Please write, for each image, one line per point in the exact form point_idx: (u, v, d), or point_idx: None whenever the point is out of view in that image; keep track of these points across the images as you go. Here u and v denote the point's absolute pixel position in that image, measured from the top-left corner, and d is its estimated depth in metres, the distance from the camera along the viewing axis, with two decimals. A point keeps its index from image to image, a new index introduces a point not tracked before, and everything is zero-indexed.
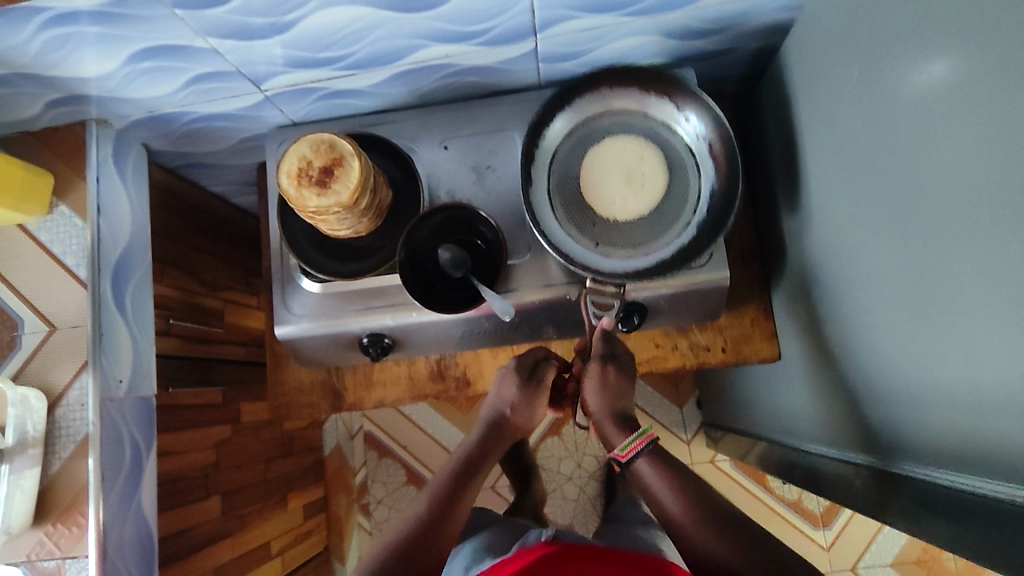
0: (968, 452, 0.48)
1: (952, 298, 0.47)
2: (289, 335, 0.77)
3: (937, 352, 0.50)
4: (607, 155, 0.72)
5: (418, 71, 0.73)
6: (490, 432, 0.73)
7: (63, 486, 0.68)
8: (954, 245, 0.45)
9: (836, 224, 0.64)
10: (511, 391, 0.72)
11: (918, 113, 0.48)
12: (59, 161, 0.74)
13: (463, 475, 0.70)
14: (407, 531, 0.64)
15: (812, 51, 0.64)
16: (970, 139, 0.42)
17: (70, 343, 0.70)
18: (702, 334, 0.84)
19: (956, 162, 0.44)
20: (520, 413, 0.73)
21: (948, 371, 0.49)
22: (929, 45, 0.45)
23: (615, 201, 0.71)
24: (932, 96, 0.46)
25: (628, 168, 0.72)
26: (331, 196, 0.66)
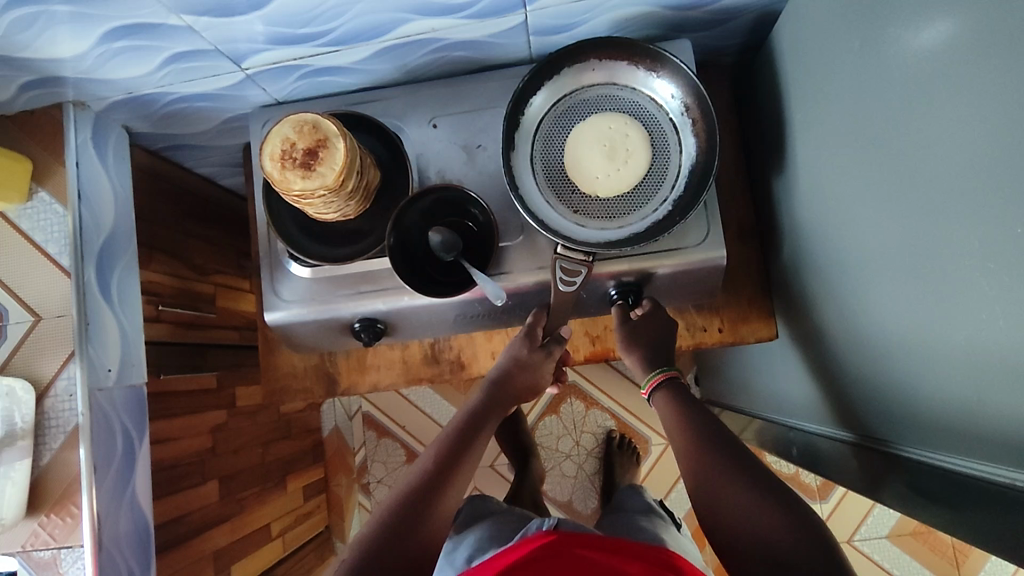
0: (964, 434, 0.48)
1: (949, 280, 0.45)
2: (280, 321, 0.76)
3: (935, 334, 0.48)
4: (591, 127, 0.70)
5: (404, 46, 0.71)
6: (495, 393, 0.74)
7: (55, 477, 0.67)
8: (952, 223, 0.44)
9: (831, 202, 0.62)
10: (517, 348, 0.75)
11: (920, 86, 0.46)
12: (38, 146, 0.72)
13: (460, 443, 0.69)
14: (408, 492, 0.63)
15: (811, 20, 0.62)
16: (972, 114, 0.40)
17: (57, 333, 0.69)
18: (699, 314, 0.83)
19: (959, 138, 0.42)
20: (526, 371, 0.75)
21: (946, 352, 0.47)
22: (936, 13, 0.43)
23: (598, 175, 0.69)
24: (935, 68, 0.44)
25: (610, 142, 0.69)
26: (316, 179, 0.64)
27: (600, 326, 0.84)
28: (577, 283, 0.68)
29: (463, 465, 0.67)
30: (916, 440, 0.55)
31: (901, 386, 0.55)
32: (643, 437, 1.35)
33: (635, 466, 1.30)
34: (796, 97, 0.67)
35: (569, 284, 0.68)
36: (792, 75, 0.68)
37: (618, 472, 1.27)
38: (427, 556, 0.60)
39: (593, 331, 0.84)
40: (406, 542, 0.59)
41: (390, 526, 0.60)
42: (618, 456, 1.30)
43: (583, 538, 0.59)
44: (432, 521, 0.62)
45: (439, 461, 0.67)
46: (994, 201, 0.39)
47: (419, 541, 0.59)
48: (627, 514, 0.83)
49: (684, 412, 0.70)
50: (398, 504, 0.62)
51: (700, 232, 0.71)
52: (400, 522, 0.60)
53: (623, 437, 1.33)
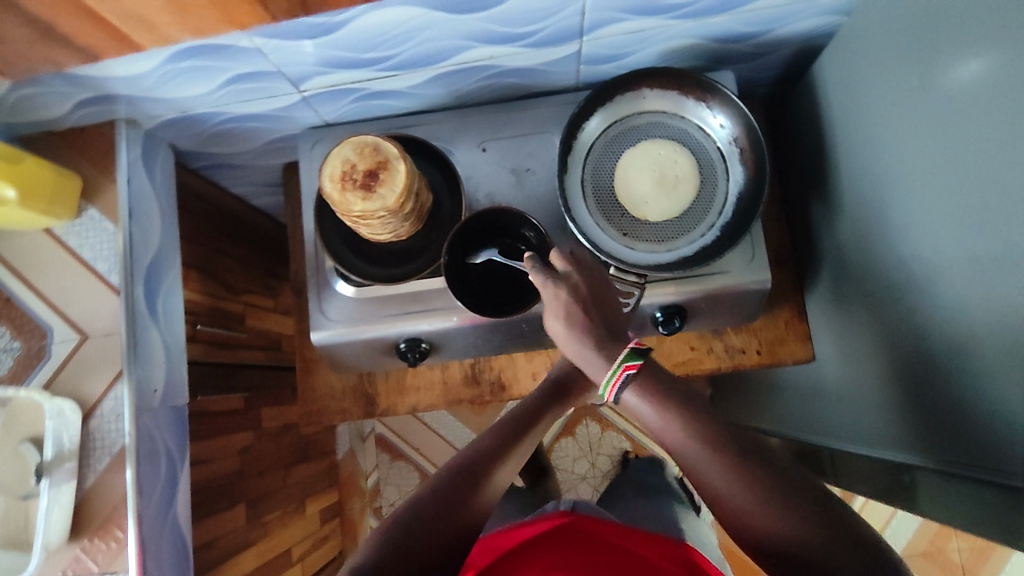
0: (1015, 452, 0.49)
1: (1017, 302, 0.48)
2: (325, 341, 0.76)
3: (997, 353, 0.50)
4: (640, 153, 0.72)
5: (460, 72, 0.72)
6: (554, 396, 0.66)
7: (99, 500, 0.66)
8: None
9: (883, 228, 0.65)
10: None
11: (992, 121, 0.48)
12: (86, 162, 0.71)
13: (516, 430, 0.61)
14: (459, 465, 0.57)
15: (865, 55, 0.65)
16: None
17: (104, 353, 0.67)
18: (737, 336, 0.84)
19: None
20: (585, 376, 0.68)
21: (1005, 371, 0.50)
22: (1009, 51, 0.46)
23: (648, 201, 0.71)
24: (1005, 106, 0.46)
25: (659, 168, 0.72)
26: (377, 200, 0.65)
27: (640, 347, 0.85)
28: (632, 303, 0.70)
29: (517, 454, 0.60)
30: (961, 453, 0.57)
31: (952, 404, 0.57)
32: None
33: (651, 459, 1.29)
34: (844, 128, 0.70)
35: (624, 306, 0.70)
36: (838, 107, 0.71)
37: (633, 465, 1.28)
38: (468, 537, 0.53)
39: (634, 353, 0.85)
40: (447, 515, 0.52)
41: (443, 501, 0.53)
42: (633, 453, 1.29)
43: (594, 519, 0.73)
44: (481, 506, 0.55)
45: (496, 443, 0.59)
46: None
47: (461, 514, 0.53)
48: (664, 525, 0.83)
49: (637, 389, 0.56)
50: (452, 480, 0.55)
51: (745, 256, 0.73)
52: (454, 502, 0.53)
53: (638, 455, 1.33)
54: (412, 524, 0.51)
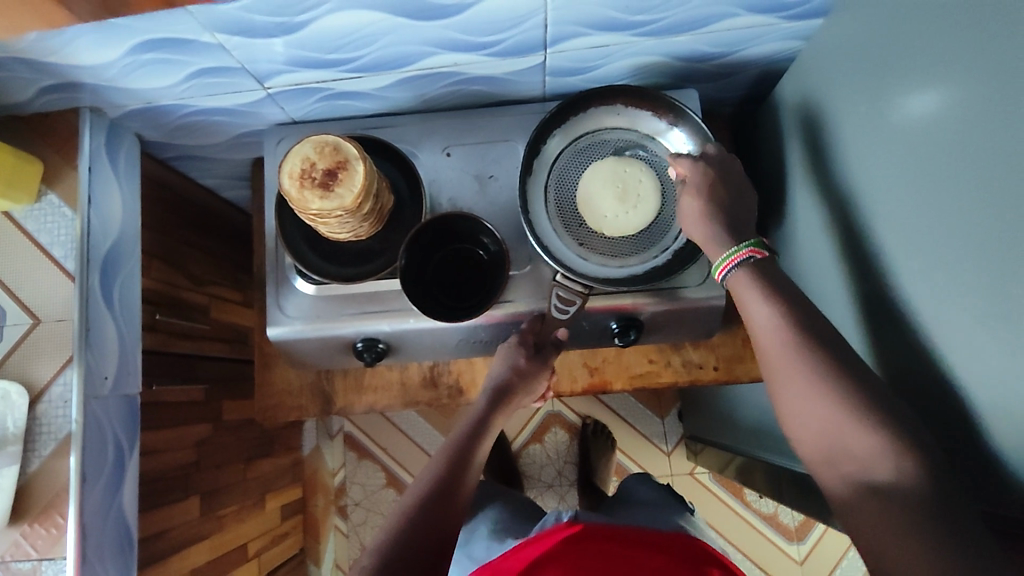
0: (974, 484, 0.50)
1: (962, 331, 0.48)
2: (281, 337, 0.76)
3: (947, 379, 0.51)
4: (608, 166, 0.72)
5: (425, 77, 0.73)
6: (496, 402, 0.71)
7: (42, 485, 0.65)
8: (970, 279, 0.47)
9: (841, 251, 0.66)
10: (514, 358, 0.72)
11: (939, 150, 0.49)
12: (48, 148, 0.71)
13: (463, 447, 0.67)
14: (420, 497, 0.62)
15: (826, 80, 0.66)
16: (993, 180, 0.44)
17: (55, 339, 0.67)
18: (695, 351, 0.84)
19: (978, 201, 0.46)
20: (523, 380, 0.72)
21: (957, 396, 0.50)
22: (957, 81, 0.47)
23: (607, 215, 0.72)
24: (954, 135, 0.47)
25: (623, 183, 0.72)
26: (334, 199, 0.65)
27: (599, 357, 0.85)
28: (572, 311, 0.70)
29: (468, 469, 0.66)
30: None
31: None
32: (624, 468, 1.36)
33: (612, 450, 1.32)
34: (802, 151, 0.72)
35: (563, 312, 0.70)
36: (800, 130, 0.72)
37: (593, 460, 1.29)
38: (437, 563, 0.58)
39: (592, 363, 0.85)
40: (417, 547, 0.58)
41: (409, 535, 0.58)
42: (594, 442, 1.31)
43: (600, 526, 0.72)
44: (447, 529, 0.61)
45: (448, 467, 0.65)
46: (1014, 260, 0.43)
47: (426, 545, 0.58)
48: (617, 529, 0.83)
49: (747, 273, 0.59)
50: (413, 514, 0.60)
51: (702, 273, 0.73)
52: (417, 534, 0.59)
53: (596, 423, 1.35)
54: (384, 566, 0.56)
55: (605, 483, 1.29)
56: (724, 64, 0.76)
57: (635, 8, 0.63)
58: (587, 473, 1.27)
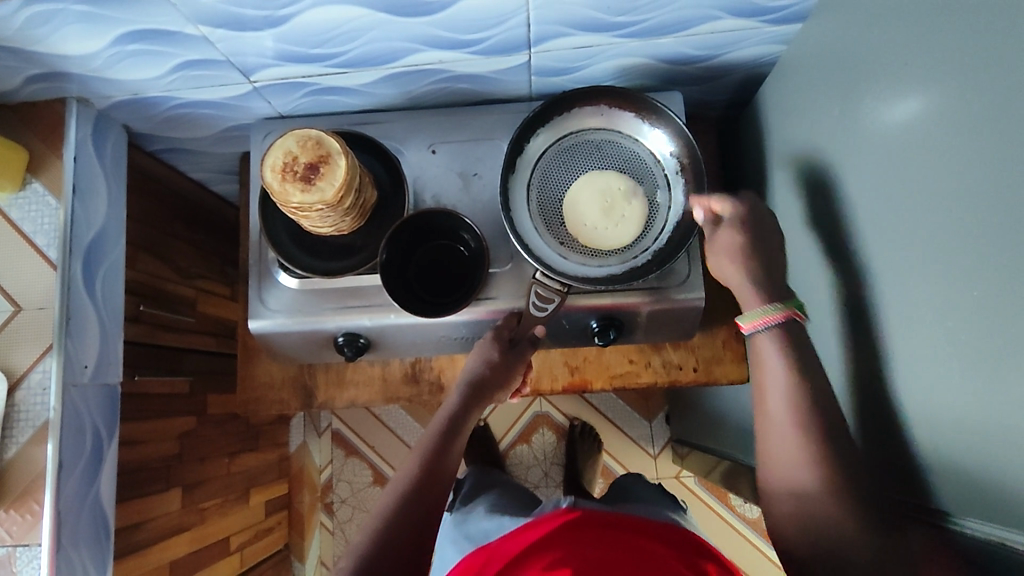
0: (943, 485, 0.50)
1: (936, 334, 0.49)
2: (263, 330, 0.76)
3: (920, 382, 0.51)
4: (601, 179, 0.73)
5: (411, 74, 0.73)
6: (472, 396, 0.71)
7: (19, 472, 0.65)
8: (943, 281, 0.47)
9: (820, 255, 0.66)
10: (488, 353, 0.72)
11: (914, 152, 0.50)
12: (35, 137, 0.71)
13: (440, 442, 0.68)
14: (399, 497, 0.62)
15: (808, 83, 0.66)
16: (963, 182, 0.44)
17: (36, 326, 0.68)
18: (675, 352, 0.84)
19: (949, 203, 0.46)
20: (498, 373, 0.72)
21: (930, 397, 0.50)
22: (930, 83, 0.47)
23: (592, 224, 0.72)
24: (928, 137, 0.48)
25: (612, 200, 0.73)
26: (315, 193, 0.65)
27: (580, 356, 0.85)
28: (550, 310, 0.71)
29: (445, 464, 0.66)
30: (890, 487, 0.57)
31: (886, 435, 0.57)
32: (610, 470, 1.36)
33: (597, 451, 1.32)
34: (785, 154, 0.72)
35: (541, 310, 0.71)
36: (782, 134, 0.72)
37: (579, 462, 1.29)
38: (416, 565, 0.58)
39: (573, 362, 0.85)
40: (397, 545, 0.58)
41: (389, 534, 0.59)
42: (580, 443, 1.32)
43: (597, 515, 0.70)
44: (428, 525, 0.61)
45: (426, 463, 0.65)
46: (983, 262, 0.43)
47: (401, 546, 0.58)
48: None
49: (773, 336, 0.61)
50: (392, 513, 0.61)
51: (681, 275, 0.74)
52: (397, 533, 0.59)
53: (583, 424, 1.35)
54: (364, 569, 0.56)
55: (590, 484, 1.29)
56: (709, 66, 0.77)
57: (617, 8, 0.63)
58: (572, 474, 1.27)
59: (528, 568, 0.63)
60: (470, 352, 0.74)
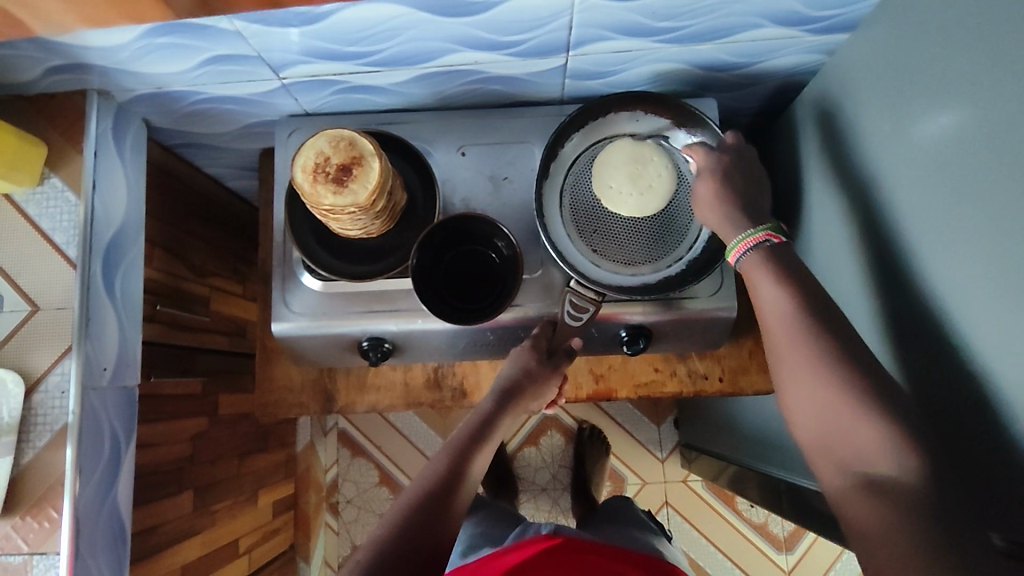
0: (983, 508, 0.49)
1: (986, 355, 0.48)
2: (286, 333, 0.74)
3: (964, 403, 0.51)
4: (633, 146, 0.70)
5: (444, 74, 0.72)
6: (504, 402, 0.69)
7: (36, 477, 0.64)
8: (990, 304, 0.47)
9: (858, 270, 0.65)
10: (526, 360, 0.70)
11: (965, 172, 0.49)
12: (53, 130, 0.69)
13: (468, 445, 0.64)
14: (422, 491, 0.59)
15: (850, 95, 0.66)
16: (1022, 206, 0.44)
17: (55, 326, 0.66)
18: (700, 362, 0.84)
19: (1002, 225, 0.45)
20: (534, 382, 0.70)
21: (971, 419, 0.50)
22: (990, 101, 0.46)
23: (608, 183, 0.69)
24: (983, 158, 0.47)
25: (643, 166, 0.69)
26: (348, 196, 0.64)
27: (604, 364, 0.84)
28: (584, 319, 0.69)
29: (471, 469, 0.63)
30: None
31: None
32: (618, 474, 1.35)
33: (606, 456, 1.32)
34: (822, 166, 0.71)
35: (576, 319, 0.69)
36: (820, 145, 0.72)
37: (587, 465, 1.29)
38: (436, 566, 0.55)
39: (598, 369, 0.84)
40: (412, 544, 0.55)
41: (405, 532, 0.55)
42: (588, 447, 1.31)
43: (580, 542, 0.69)
44: (444, 529, 0.57)
45: (451, 465, 0.62)
46: None
47: (421, 538, 0.55)
48: (620, 525, 0.82)
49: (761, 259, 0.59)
50: (410, 512, 0.57)
51: (713, 285, 0.73)
52: (413, 533, 0.56)
53: (593, 427, 1.33)
54: (376, 564, 0.53)
55: (598, 489, 1.29)
56: (745, 74, 0.76)
57: (661, 13, 0.62)
58: (580, 478, 1.27)
59: None
60: (506, 358, 0.72)
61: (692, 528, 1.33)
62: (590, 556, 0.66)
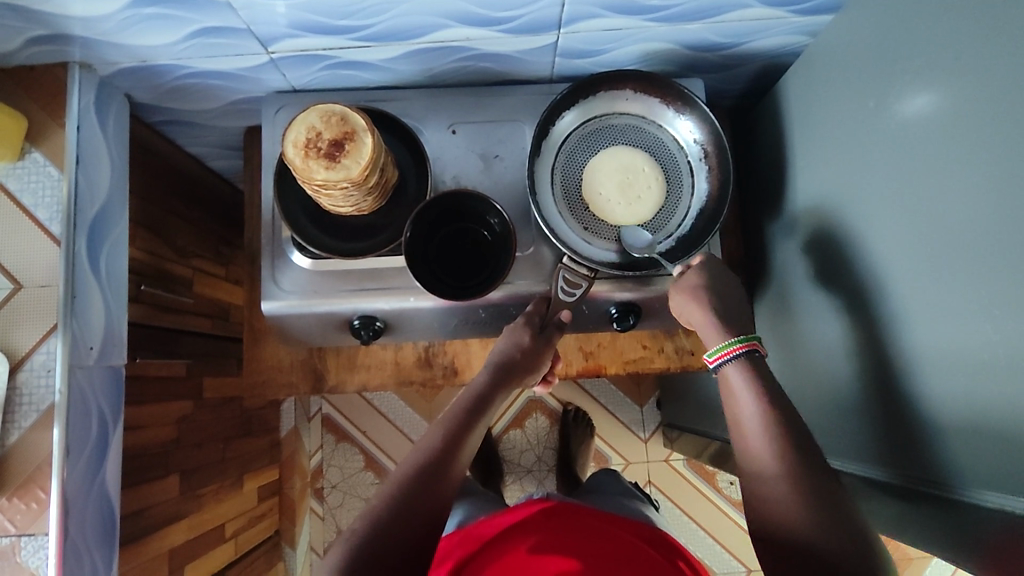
0: (956, 467, 0.51)
1: (965, 322, 0.50)
2: (276, 311, 0.74)
3: (942, 368, 0.53)
4: (622, 153, 0.73)
5: (435, 51, 0.71)
6: (502, 376, 0.69)
7: (23, 457, 0.62)
8: (969, 272, 0.49)
9: (837, 242, 0.67)
10: (523, 335, 0.70)
11: (945, 145, 0.51)
12: (33, 104, 0.67)
13: (466, 417, 0.65)
14: (421, 460, 0.59)
15: (833, 74, 0.67)
16: (1001, 177, 0.46)
17: (39, 304, 0.64)
18: (687, 338, 0.85)
19: (981, 195, 0.47)
20: (530, 357, 0.70)
21: (949, 383, 0.52)
22: (971, 76, 0.48)
23: (600, 191, 0.72)
24: (963, 131, 0.49)
25: (631, 177, 0.73)
26: (340, 171, 0.63)
27: (593, 342, 0.85)
28: (577, 295, 0.71)
29: (470, 440, 0.63)
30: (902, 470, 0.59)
31: (899, 419, 0.59)
32: (601, 454, 1.37)
33: (590, 438, 1.33)
34: (804, 145, 0.73)
35: (569, 295, 0.71)
36: (803, 125, 0.73)
37: (572, 447, 1.30)
38: (433, 533, 0.56)
39: (587, 347, 0.85)
40: (412, 511, 0.56)
41: (405, 500, 0.56)
42: (573, 429, 1.32)
43: (572, 503, 0.70)
44: (444, 497, 0.58)
45: (451, 435, 0.62)
46: (1013, 252, 0.45)
47: (421, 506, 0.56)
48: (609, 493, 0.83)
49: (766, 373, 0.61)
50: (410, 480, 0.57)
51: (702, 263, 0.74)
52: (414, 501, 0.56)
53: (576, 409, 1.35)
54: (376, 534, 0.54)
55: (582, 469, 1.30)
56: (731, 55, 0.77)
57: None
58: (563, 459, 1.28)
59: (507, 552, 0.62)
60: (502, 334, 0.72)
61: (674, 506, 1.36)
62: (580, 516, 0.67)
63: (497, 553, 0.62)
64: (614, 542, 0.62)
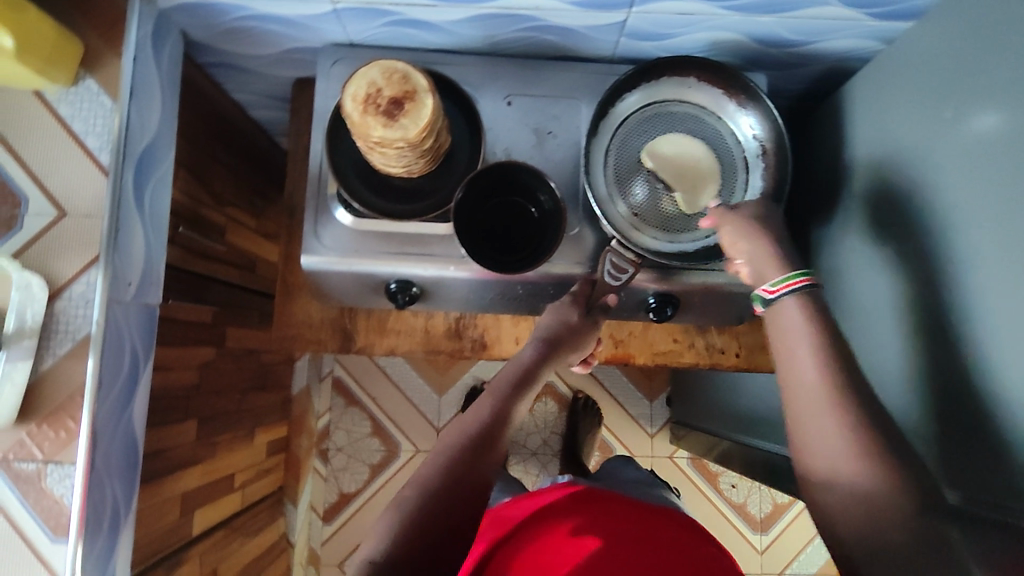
0: (994, 489, 0.51)
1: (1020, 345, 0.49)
2: (315, 267, 0.73)
3: (991, 389, 0.52)
4: (680, 141, 0.72)
5: (501, 18, 0.70)
6: (546, 353, 0.68)
7: (55, 384, 0.63)
8: None
9: (883, 253, 0.67)
10: (569, 313, 0.70)
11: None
12: (90, 30, 0.66)
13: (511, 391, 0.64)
14: (470, 431, 0.59)
15: (903, 82, 0.66)
16: None
17: (83, 233, 0.65)
18: (719, 336, 0.85)
19: None
20: (575, 336, 0.70)
21: (997, 405, 0.51)
22: None
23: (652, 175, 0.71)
24: None
25: (685, 166, 0.72)
26: (397, 130, 0.62)
27: (625, 331, 0.85)
28: (623, 280, 0.69)
29: (514, 414, 0.63)
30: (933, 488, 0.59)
31: (935, 437, 0.58)
32: (607, 444, 1.38)
33: (598, 427, 1.33)
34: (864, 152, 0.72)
35: (615, 279, 0.69)
36: (865, 131, 0.72)
37: (580, 434, 1.31)
38: (483, 504, 0.56)
39: (618, 335, 0.85)
40: (465, 481, 0.55)
41: (458, 469, 0.56)
42: (582, 417, 1.32)
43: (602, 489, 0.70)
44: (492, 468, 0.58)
45: (497, 408, 0.62)
46: None
47: (477, 479, 0.56)
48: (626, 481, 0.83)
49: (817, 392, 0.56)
50: (461, 449, 0.57)
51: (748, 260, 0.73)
52: (466, 471, 0.56)
53: (587, 398, 1.35)
54: (433, 504, 0.53)
55: (587, 458, 1.30)
56: (799, 53, 0.75)
57: None
58: (571, 445, 1.28)
59: (543, 532, 0.62)
60: (546, 311, 0.72)
61: None
62: (612, 500, 0.67)
63: (535, 533, 0.61)
64: (650, 526, 0.62)
